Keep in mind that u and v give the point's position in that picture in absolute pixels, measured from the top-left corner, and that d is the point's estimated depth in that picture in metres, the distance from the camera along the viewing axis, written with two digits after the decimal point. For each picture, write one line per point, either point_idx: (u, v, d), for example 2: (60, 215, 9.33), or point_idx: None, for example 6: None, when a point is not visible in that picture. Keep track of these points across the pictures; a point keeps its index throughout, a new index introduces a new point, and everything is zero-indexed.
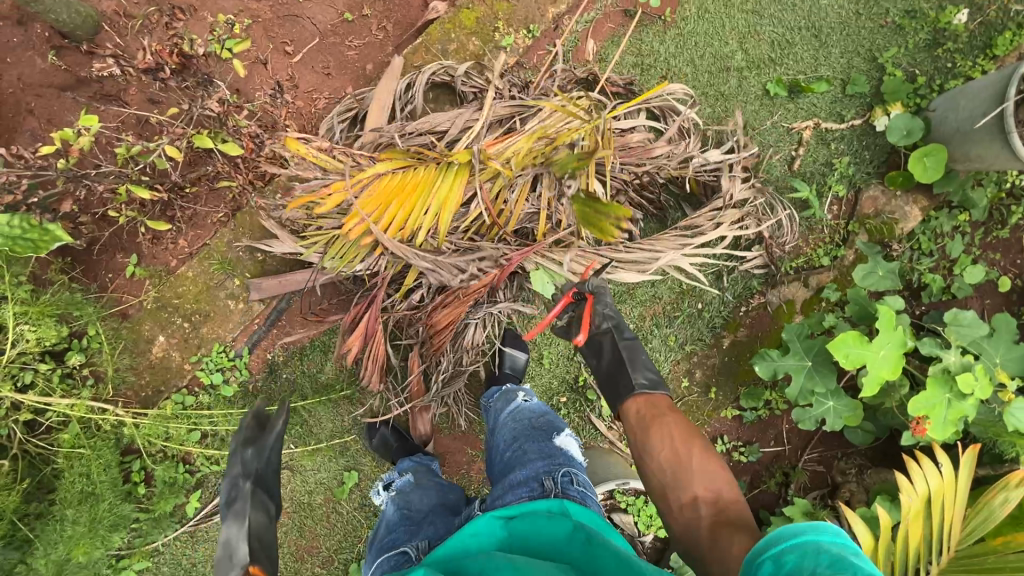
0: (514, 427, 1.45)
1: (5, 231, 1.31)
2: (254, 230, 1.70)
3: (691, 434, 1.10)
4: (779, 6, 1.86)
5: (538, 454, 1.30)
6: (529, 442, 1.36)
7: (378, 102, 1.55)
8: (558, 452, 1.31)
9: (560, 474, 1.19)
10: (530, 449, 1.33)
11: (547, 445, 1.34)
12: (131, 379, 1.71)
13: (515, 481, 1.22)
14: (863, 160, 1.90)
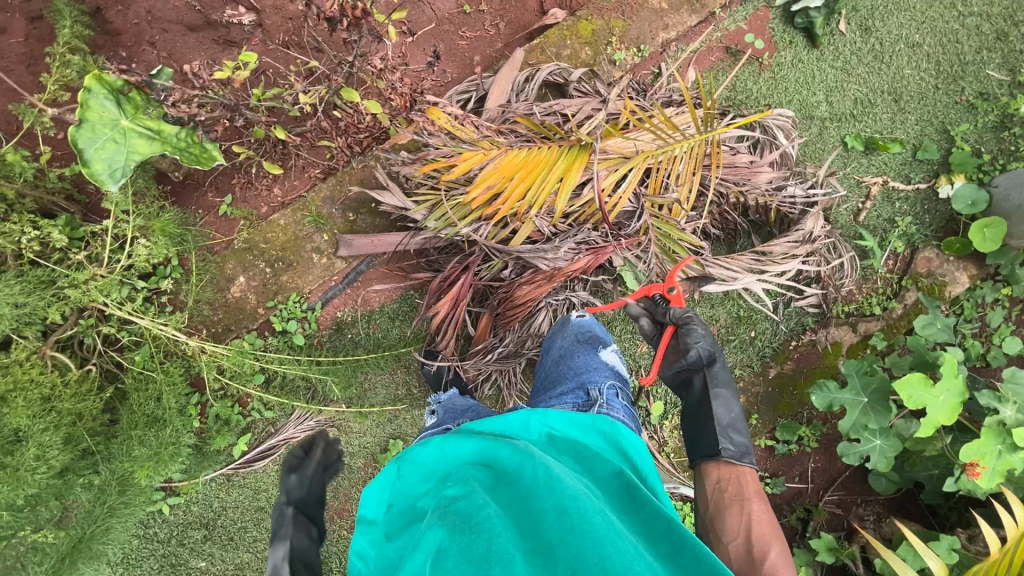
0: (564, 341, 1.59)
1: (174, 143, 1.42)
2: (350, 190, 1.76)
3: (768, 523, 1.14)
4: (866, 68, 1.98)
5: (586, 366, 1.49)
6: (579, 356, 1.52)
7: (497, 88, 1.66)
8: (603, 368, 1.51)
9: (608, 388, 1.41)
10: (579, 362, 1.50)
11: (594, 360, 1.52)
12: (206, 314, 1.74)
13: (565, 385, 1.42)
14: (923, 223, 2.02)
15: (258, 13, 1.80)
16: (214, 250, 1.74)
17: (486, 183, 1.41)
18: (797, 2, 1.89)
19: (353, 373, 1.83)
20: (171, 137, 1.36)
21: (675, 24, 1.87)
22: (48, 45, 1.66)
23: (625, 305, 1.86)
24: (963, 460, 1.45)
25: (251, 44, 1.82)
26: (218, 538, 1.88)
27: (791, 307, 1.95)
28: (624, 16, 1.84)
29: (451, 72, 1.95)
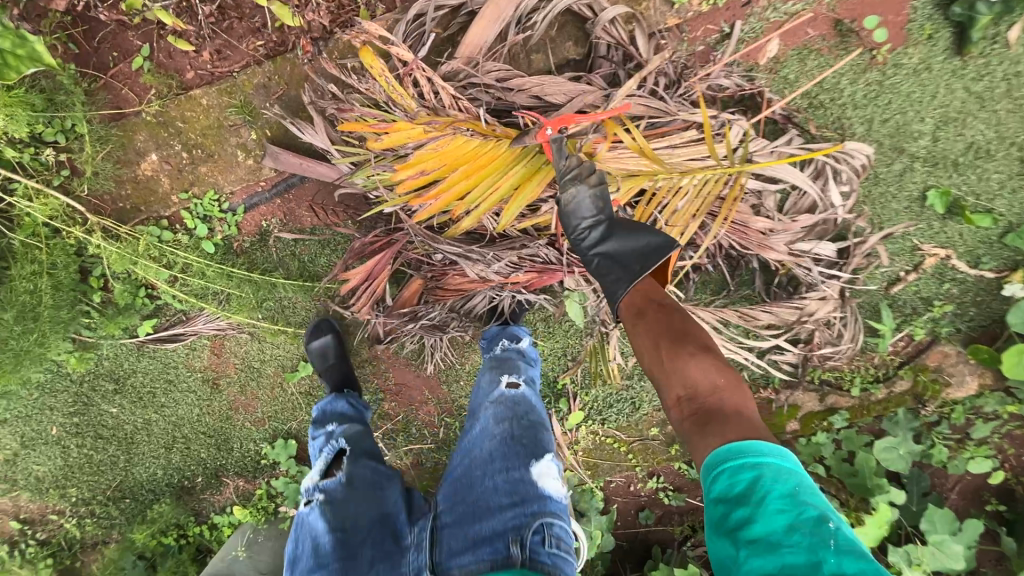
0: (483, 449, 1.18)
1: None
2: (292, 85, 1.42)
3: (662, 321, 1.02)
4: (1009, 104, 1.43)
5: (506, 495, 1.09)
6: (499, 486, 1.11)
7: (489, 13, 1.21)
8: (531, 501, 1.07)
9: (533, 532, 1.02)
10: (499, 490, 1.10)
11: (522, 486, 1.10)
12: (111, 188, 1.52)
13: (472, 534, 1.07)
14: (963, 314, 1.66)
15: None
16: (122, 114, 1.47)
17: (419, 166, 1.18)
18: None
19: (270, 289, 1.68)
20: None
21: None
22: None
23: None
24: None
25: None
26: (128, 395, 1.94)
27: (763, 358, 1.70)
28: None
29: None
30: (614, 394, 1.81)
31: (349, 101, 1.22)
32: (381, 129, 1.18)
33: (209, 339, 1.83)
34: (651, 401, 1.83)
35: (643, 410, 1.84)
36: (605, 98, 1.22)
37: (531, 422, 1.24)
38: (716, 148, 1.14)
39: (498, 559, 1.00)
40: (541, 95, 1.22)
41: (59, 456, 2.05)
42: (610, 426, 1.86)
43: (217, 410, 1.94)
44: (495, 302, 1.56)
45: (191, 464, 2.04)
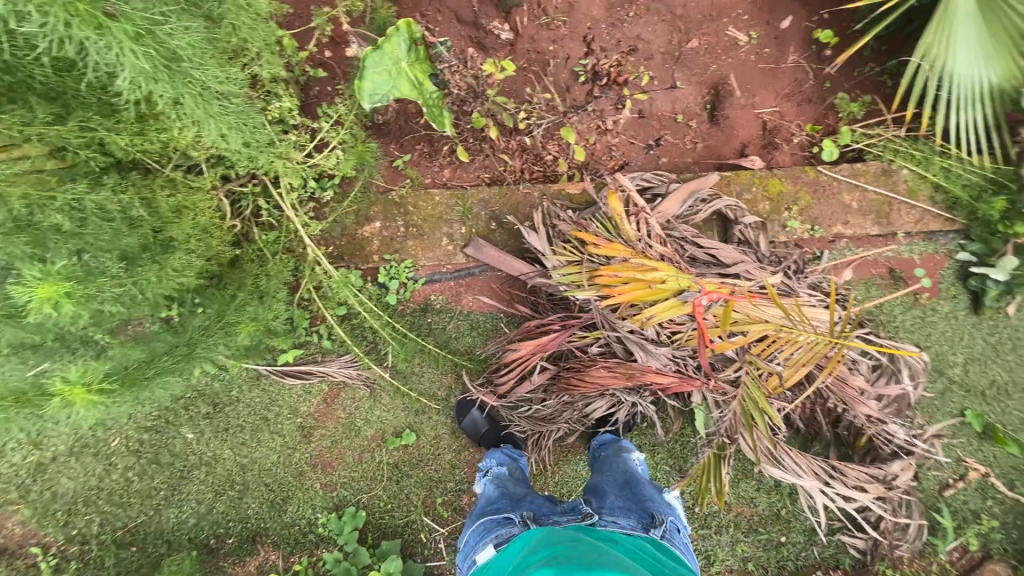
0: (627, 471, 1.61)
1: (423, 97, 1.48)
2: (508, 206, 1.89)
3: None
4: (1018, 360, 1.92)
5: (650, 494, 1.55)
6: (642, 486, 1.57)
7: (678, 195, 1.76)
8: (665, 501, 1.56)
9: (669, 520, 1.49)
10: (644, 492, 1.55)
11: (659, 494, 1.57)
12: (334, 236, 1.88)
13: (619, 504, 1.51)
14: (1006, 535, 1.88)
15: (516, 36, 2.04)
16: (371, 190, 1.90)
17: (615, 274, 1.55)
18: (980, 266, 1.88)
19: (415, 352, 1.90)
20: (427, 92, 1.45)
21: (856, 225, 1.92)
22: None
23: (677, 438, 1.83)
24: None
25: (496, 54, 2.06)
26: (216, 422, 1.93)
27: (835, 536, 1.84)
28: (814, 194, 1.92)
29: (637, 159, 2.08)
30: (690, 541, 1.86)
31: (581, 220, 1.67)
32: (600, 243, 1.58)
33: (328, 386, 1.95)
34: (725, 560, 1.87)
35: (716, 567, 1.87)
36: (755, 267, 1.63)
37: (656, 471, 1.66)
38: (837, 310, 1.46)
39: (645, 520, 1.46)
40: (708, 257, 1.64)
41: (98, 474, 1.91)
42: None
43: (295, 462, 1.93)
44: (613, 408, 1.78)
45: (234, 518, 1.91)
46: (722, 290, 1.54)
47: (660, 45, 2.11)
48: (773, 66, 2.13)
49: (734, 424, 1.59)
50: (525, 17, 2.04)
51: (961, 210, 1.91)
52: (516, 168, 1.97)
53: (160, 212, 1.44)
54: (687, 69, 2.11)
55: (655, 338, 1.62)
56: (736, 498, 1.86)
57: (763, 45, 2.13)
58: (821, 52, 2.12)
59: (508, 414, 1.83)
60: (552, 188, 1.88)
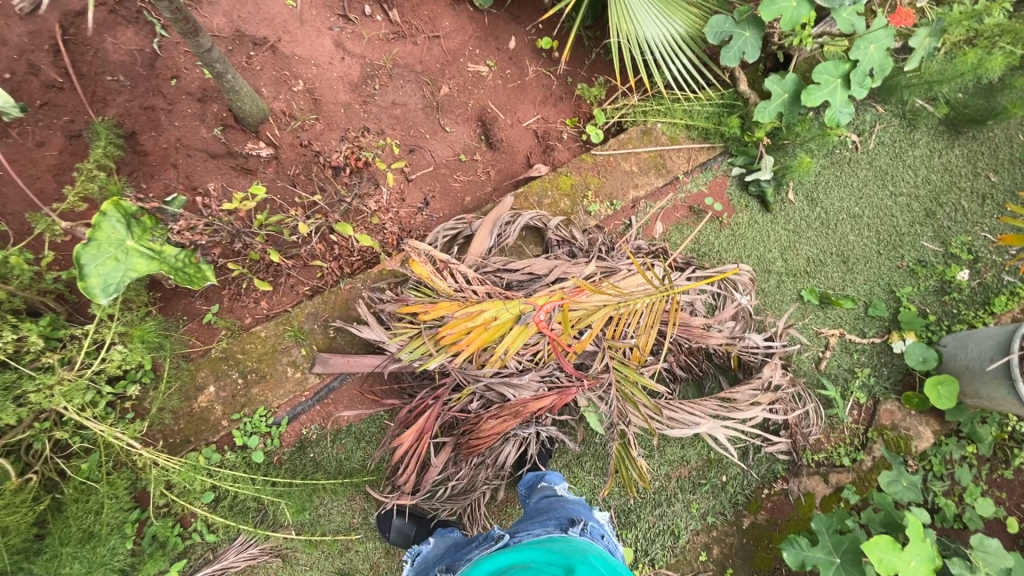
0: (550, 492, 1.62)
1: (171, 262, 1.42)
2: (337, 309, 1.83)
3: None
4: (816, 233, 2.21)
5: (571, 505, 1.55)
6: (565, 499, 1.58)
7: (482, 231, 1.82)
8: (589, 512, 1.54)
9: (589, 523, 1.47)
10: (566, 505, 1.54)
11: (582, 505, 1.56)
12: (167, 423, 1.72)
13: (538, 520, 1.50)
14: (881, 375, 2.12)
15: (276, 148, 2.02)
16: (190, 359, 1.77)
17: (452, 330, 1.55)
18: (750, 174, 2.15)
19: (310, 495, 1.75)
20: (169, 258, 1.42)
21: (644, 185, 2.11)
22: (79, 160, 1.91)
23: (593, 442, 1.86)
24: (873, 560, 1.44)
25: (264, 172, 2.02)
26: None
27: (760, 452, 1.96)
28: (599, 174, 2.09)
29: (442, 209, 2.15)
30: (651, 526, 1.90)
31: (402, 295, 1.67)
32: (426, 309, 1.59)
33: None
34: (688, 526, 1.92)
35: (684, 537, 1.91)
36: (571, 264, 1.74)
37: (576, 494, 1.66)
38: (647, 270, 1.58)
39: (563, 523, 1.45)
40: (530, 274, 1.72)
41: None
42: (660, 565, 1.89)
43: None
44: (523, 446, 1.75)
45: None
46: (553, 298, 1.60)
47: (415, 102, 2.19)
48: (519, 82, 2.31)
49: (623, 409, 1.65)
50: (276, 129, 2.03)
51: (715, 136, 2.18)
52: (331, 268, 1.92)
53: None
54: (449, 113, 2.22)
55: (520, 366, 1.66)
56: (668, 466, 1.93)
57: (503, 68, 2.30)
58: (551, 55, 2.35)
59: (428, 505, 1.74)
60: (371, 272, 1.84)
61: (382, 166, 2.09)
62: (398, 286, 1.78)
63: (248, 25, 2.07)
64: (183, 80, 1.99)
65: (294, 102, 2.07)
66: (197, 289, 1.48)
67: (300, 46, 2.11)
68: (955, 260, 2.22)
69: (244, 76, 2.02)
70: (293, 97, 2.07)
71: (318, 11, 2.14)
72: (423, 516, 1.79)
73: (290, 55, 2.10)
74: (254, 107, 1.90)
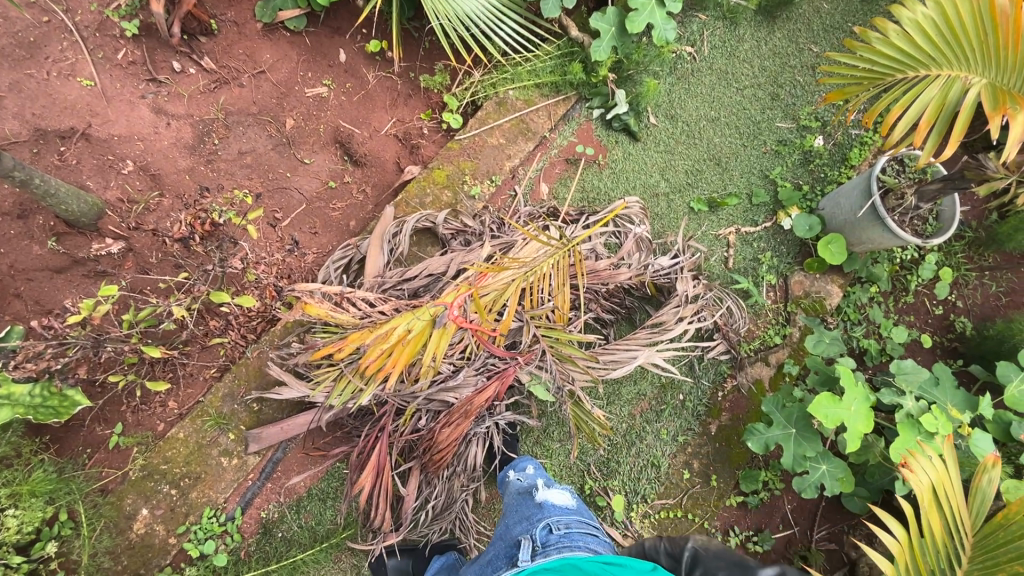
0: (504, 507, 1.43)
1: (28, 400, 1.40)
2: (254, 380, 1.72)
3: None
4: (685, 146, 2.32)
5: (517, 519, 1.30)
6: (511, 510, 1.37)
7: (372, 250, 1.76)
8: (536, 509, 1.30)
9: (538, 529, 1.21)
10: (511, 521, 1.32)
11: (527, 507, 1.33)
12: (107, 566, 1.54)
13: (492, 557, 1.27)
14: (782, 253, 2.28)
15: (127, 239, 1.84)
16: (110, 491, 1.60)
17: (371, 358, 1.49)
18: (610, 111, 2.21)
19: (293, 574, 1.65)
20: (23, 397, 1.39)
21: (516, 153, 2.13)
22: None
23: (551, 413, 1.88)
24: (823, 420, 1.55)
25: (123, 268, 1.83)
26: None
27: (703, 361, 2.06)
28: (471, 157, 2.07)
29: (330, 241, 2.06)
30: (633, 466, 1.96)
31: (310, 342, 1.59)
32: (338, 347, 1.51)
33: None
34: (665, 453, 1.99)
35: (665, 463, 1.98)
36: (469, 252, 1.72)
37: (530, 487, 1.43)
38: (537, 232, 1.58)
39: (513, 556, 1.18)
40: (432, 275, 1.69)
41: None
42: (653, 498, 1.95)
43: None
44: (487, 442, 1.74)
45: None
46: (460, 290, 1.57)
47: (264, 145, 2.07)
48: (363, 92, 2.24)
49: (564, 369, 1.66)
50: (120, 219, 1.84)
51: (566, 87, 2.22)
52: (233, 340, 1.80)
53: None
54: (303, 144, 2.11)
55: (452, 366, 1.63)
56: (629, 405, 1.99)
57: (342, 83, 2.22)
58: (385, 56, 2.28)
59: (413, 534, 1.70)
60: (275, 331, 1.74)
61: (250, 215, 1.96)
62: (308, 333, 1.69)
63: (46, 120, 1.83)
64: None
65: (131, 185, 1.89)
66: (66, 417, 1.47)
67: (114, 124, 1.92)
68: (808, 130, 2.40)
69: (60, 176, 1.81)
70: (126, 180, 1.88)
71: (122, 82, 1.96)
72: (415, 547, 1.74)
73: (108, 138, 1.90)
74: (84, 204, 1.70)
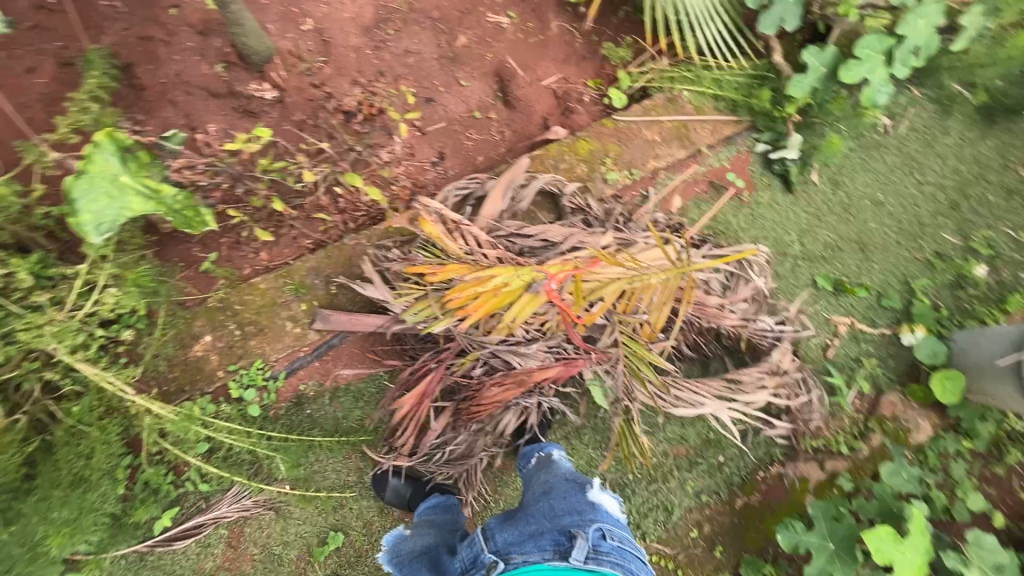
0: (546, 484, 1.43)
1: (171, 204, 1.41)
2: (340, 266, 1.77)
3: None
4: (836, 217, 2.14)
5: (568, 508, 1.34)
6: (559, 492, 1.39)
7: (496, 193, 1.74)
8: (589, 508, 1.35)
9: (592, 530, 1.28)
10: (560, 507, 1.35)
11: (579, 499, 1.37)
12: (161, 370, 1.67)
13: (535, 531, 1.31)
14: (887, 366, 2.10)
15: (281, 91, 1.90)
16: (186, 307, 1.71)
17: (460, 294, 1.50)
18: (776, 151, 2.06)
19: (306, 451, 1.74)
20: (167, 199, 1.40)
21: (665, 155, 2.03)
22: (72, 90, 1.76)
23: (595, 416, 1.83)
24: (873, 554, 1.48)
25: (268, 115, 1.89)
26: None
27: (760, 435, 1.96)
28: (619, 142, 2.00)
29: (453, 167, 2.04)
30: (645, 501, 1.90)
31: (410, 254, 1.61)
32: (434, 270, 1.52)
33: (228, 528, 1.72)
34: (682, 503, 1.92)
35: (677, 513, 1.92)
36: (587, 235, 1.68)
37: (577, 477, 1.46)
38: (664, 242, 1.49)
39: (562, 547, 1.25)
40: (544, 240, 1.67)
41: None
42: (651, 539, 1.90)
43: None
44: (524, 416, 1.73)
45: None
46: (567, 268, 1.54)
47: (431, 52, 2.06)
48: (542, 37, 2.18)
49: (629, 384, 1.63)
50: (282, 70, 1.91)
51: (743, 110, 2.08)
52: (336, 222, 1.86)
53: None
54: (465, 65, 2.09)
55: (526, 333, 1.61)
56: (667, 443, 1.92)
57: (525, 21, 2.17)
58: (578, 10, 2.21)
59: (422, 467, 1.73)
60: (377, 229, 1.77)
61: (407, 112, 1.99)
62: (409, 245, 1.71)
63: None
64: (186, 11, 1.85)
65: (304, 42, 1.94)
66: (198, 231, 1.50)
67: None
68: (975, 255, 2.15)
69: (249, 10, 1.88)
70: (301, 37, 1.94)
71: None
72: (419, 479, 1.77)
73: None
74: (259, 43, 1.77)
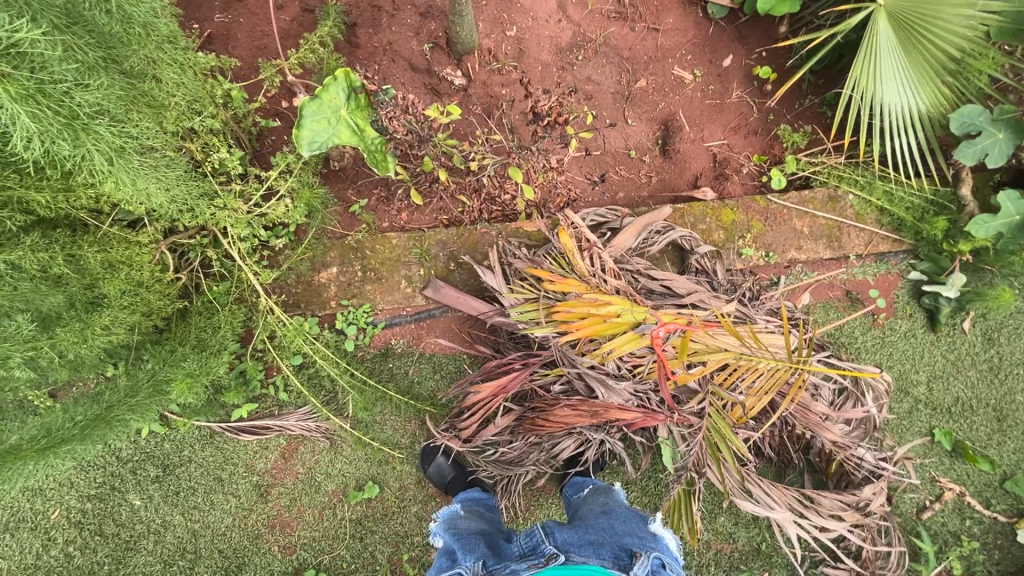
0: (608, 505, 1.51)
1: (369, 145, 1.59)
2: (466, 247, 1.88)
3: None
4: (979, 375, 1.94)
5: (628, 530, 1.39)
6: (620, 514, 1.45)
7: (631, 229, 1.78)
8: (651, 536, 1.38)
9: (654, 556, 1.30)
10: (621, 526, 1.40)
11: (641, 526, 1.41)
12: (288, 282, 1.86)
13: (594, 539, 1.37)
14: (987, 555, 1.86)
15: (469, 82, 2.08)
16: (327, 237, 1.90)
17: (571, 309, 1.54)
18: (931, 284, 1.92)
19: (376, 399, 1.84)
20: (367, 138, 1.60)
21: (808, 250, 1.96)
22: (305, 30, 2.04)
23: (649, 474, 1.81)
24: None
25: (450, 98, 2.08)
26: (165, 487, 1.81)
27: (818, 568, 1.79)
28: (765, 222, 1.95)
29: (594, 194, 2.11)
30: None
31: (535, 257, 1.69)
32: (555, 279, 1.58)
33: (286, 440, 1.86)
34: None
35: None
36: (710, 299, 1.67)
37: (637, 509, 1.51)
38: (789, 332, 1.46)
39: (621, 561, 1.30)
40: (665, 287, 1.68)
41: (35, 552, 1.77)
42: None
43: (251, 522, 1.82)
44: (582, 447, 1.72)
45: None
46: (679, 322, 1.55)
47: (611, 86, 2.16)
48: (719, 102, 2.20)
49: (702, 458, 1.57)
50: (476, 64, 2.08)
51: (908, 231, 1.97)
52: (475, 208, 1.99)
53: (88, 271, 1.46)
54: (637, 106, 2.17)
55: (615, 369, 1.62)
56: (714, 534, 1.81)
57: (707, 82, 2.21)
58: (763, 87, 2.22)
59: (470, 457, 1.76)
60: (509, 226, 1.88)
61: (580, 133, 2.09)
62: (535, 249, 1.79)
63: None
64: None
65: (503, 45, 2.11)
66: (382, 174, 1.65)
67: None
68: None
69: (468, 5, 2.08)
70: (502, 40, 2.11)
71: None
72: (464, 466, 1.81)
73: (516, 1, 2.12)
74: (468, 36, 1.95)
